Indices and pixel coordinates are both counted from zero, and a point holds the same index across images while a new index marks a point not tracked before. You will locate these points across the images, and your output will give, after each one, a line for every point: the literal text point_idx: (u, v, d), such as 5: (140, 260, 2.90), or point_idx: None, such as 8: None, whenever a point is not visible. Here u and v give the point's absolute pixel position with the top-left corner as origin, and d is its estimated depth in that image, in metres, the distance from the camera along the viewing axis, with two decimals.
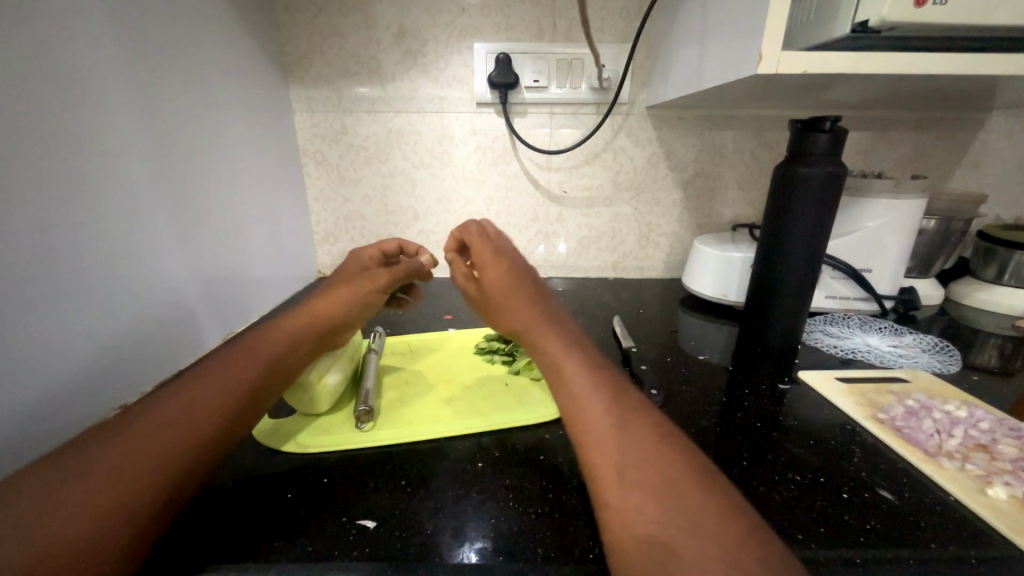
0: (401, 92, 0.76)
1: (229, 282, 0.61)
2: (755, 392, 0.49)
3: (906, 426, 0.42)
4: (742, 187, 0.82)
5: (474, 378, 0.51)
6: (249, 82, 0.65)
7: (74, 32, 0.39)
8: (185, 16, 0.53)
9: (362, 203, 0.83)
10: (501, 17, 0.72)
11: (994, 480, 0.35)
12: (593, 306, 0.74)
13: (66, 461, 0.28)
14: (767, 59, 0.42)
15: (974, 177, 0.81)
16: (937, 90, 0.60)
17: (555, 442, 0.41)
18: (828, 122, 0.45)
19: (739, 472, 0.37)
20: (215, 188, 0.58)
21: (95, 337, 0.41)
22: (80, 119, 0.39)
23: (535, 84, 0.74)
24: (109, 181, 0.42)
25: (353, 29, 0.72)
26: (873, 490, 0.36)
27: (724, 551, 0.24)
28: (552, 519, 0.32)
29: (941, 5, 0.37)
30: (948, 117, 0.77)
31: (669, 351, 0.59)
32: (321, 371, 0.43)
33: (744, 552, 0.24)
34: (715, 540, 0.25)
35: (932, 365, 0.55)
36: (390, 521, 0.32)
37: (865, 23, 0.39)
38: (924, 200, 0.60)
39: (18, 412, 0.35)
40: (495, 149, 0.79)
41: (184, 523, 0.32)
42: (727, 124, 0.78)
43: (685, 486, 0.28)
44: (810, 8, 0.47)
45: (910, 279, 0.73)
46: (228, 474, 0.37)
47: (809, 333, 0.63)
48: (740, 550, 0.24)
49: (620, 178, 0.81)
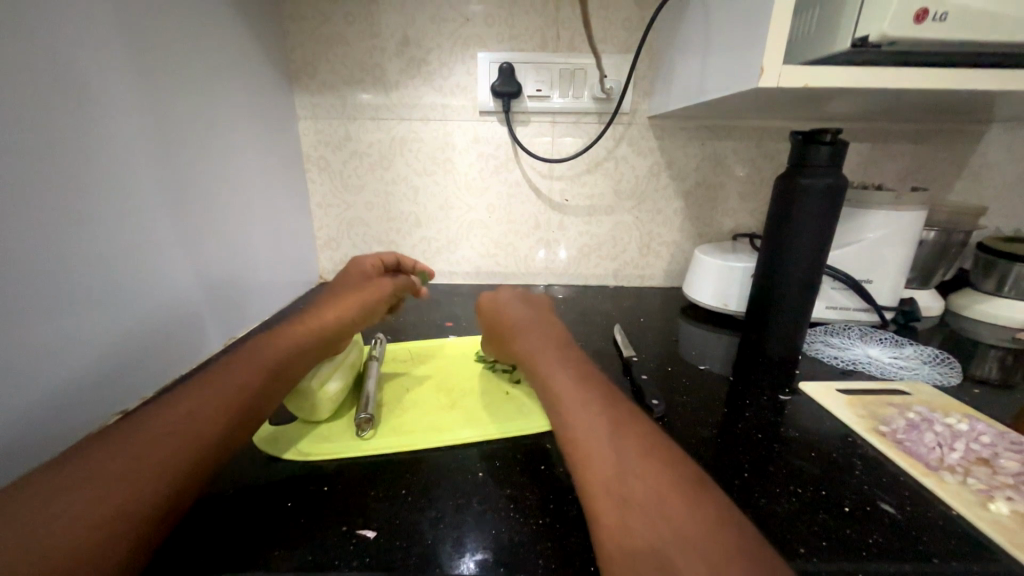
0: (405, 100, 0.76)
1: (230, 287, 0.61)
2: (756, 404, 0.49)
3: (907, 439, 0.42)
4: (742, 197, 0.82)
5: (475, 387, 0.51)
6: (254, 87, 0.66)
7: (84, 38, 0.40)
8: (191, 22, 0.53)
9: (364, 209, 0.83)
10: (505, 27, 0.72)
11: (996, 494, 0.35)
12: (594, 315, 0.75)
13: (69, 468, 0.28)
14: (768, 72, 0.43)
15: (974, 189, 0.81)
16: (936, 104, 0.61)
17: (555, 452, 0.41)
18: (829, 134, 0.46)
19: (740, 485, 0.37)
20: (217, 192, 0.58)
21: (96, 340, 0.41)
22: (86, 122, 0.40)
23: (537, 93, 0.74)
24: (116, 184, 0.43)
25: (358, 37, 0.73)
26: (874, 504, 0.35)
27: (710, 561, 0.24)
28: (553, 531, 0.32)
29: (940, 21, 0.38)
30: (947, 129, 0.78)
31: (669, 360, 0.59)
32: (322, 379, 0.43)
33: (728, 560, 0.24)
34: (698, 549, 0.25)
35: (933, 378, 0.55)
36: (390, 531, 0.32)
37: (865, 38, 0.40)
38: (925, 212, 0.60)
39: (21, 417, 0.35)
40: (498, 157, 0.80)
41: (182, 532, 0.32)
42: (728, 135, 0.78)
43: (672, 496, 0.28)
44: (810, 22, 0.47)
45: (910, 290, 0.74)
46: (226, 482, 0.36)
47: (809, 344, 0.63)
48: (727, 560, 0.24)
49: (621, 187, 0.82)
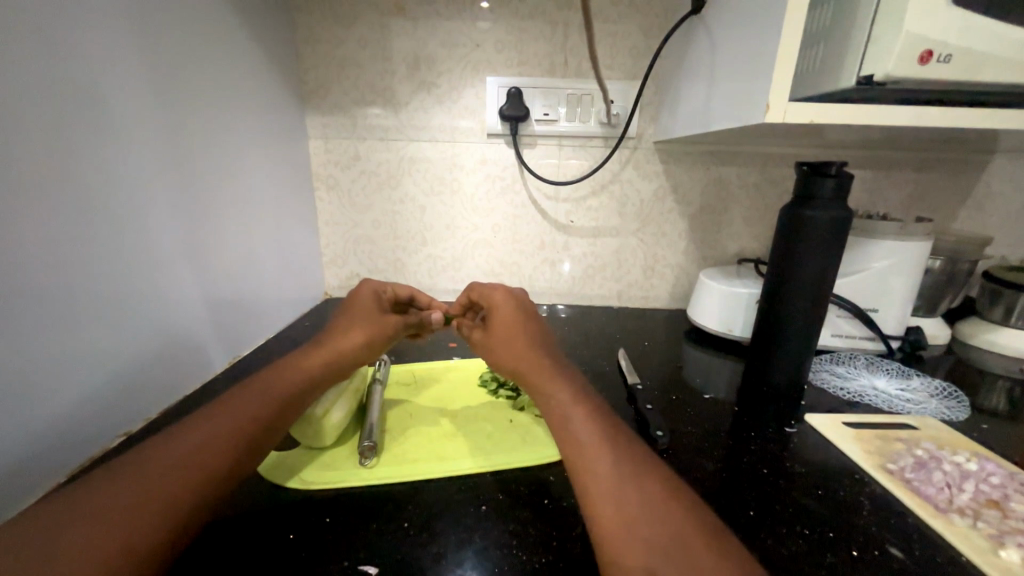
0: (414, 121, 0.78)
1: (236, 307, 0.61)
2: (762, 437, 0.48)
3: (915, 478, 0.42)
4: (747, 222, 0.83)
5: (478, 413, 0.51)
6: (266, 109, 0.67)
7: (103, 70, 0.41)
8: (206, 49, 0.55)
9: (371, 227, 0.84)
10: (513, 53, 0.74)
11: (1007, 540, 0.35)
12: (598, 337, 0.74)
13: (77, 500, 0.28)
14: (774, 108, 0.44)
15: (979, 217, 0.81)
16: (941, 136, 0.61)
17: (557, 485, 0.40)
18: (834, 167, 0.46)
19: (746, 525, 0.36)
20: (226, 210, 0.59)
21: (105, 362, 0.42)
22: (102, 152, 0.41)
23: (544, 117, 0.75)
24: (127, 211, 0.44)
25: (369, 60, 0.75)
26: (882, 548, 0.35)
27: None
28: (554, 571, 0.32)
29: (943, 63, 0.38)
30: (952, 158, 0.78)
31: (674, 388, 0.59)
32: (326, 406, 0.43)
33: None
34: None
35: (941, 411, 0.54)
36: (392, 567, 0.32)
37: (870, 76, 0.40)
38: (929, 243, 0.60)
39: (26, 441, 0.36)
40: (504, 178, 0.80)
41: (184, 564, 0.32)
42: (733, 160, 0.79)
43: (694, 544, 0.28)
44: (813, 58, 0.48)
45: (916, 318, 0.73)
46: (227, 510, 0.36)
47: (815, 373, 0.62)
48: None
49: (626, 210, 0.82)
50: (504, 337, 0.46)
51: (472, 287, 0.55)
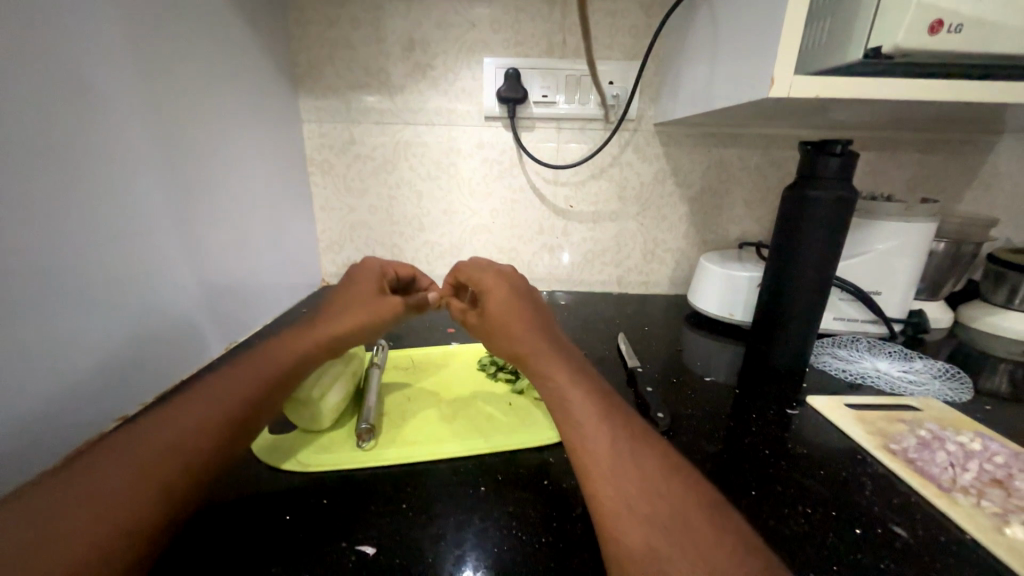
0: (410, 104, 0.76)
1: (231, 293, 0.61)
2: (763, 418, 0.48)
3: (919, 458, 0.41)
4: (748, 205, 0.82)
5: (476, 397, 0.50)
6: (258, 91, 0.65)
7: (93, 47, 0.40)
8: (196, 27, 0.53)
9: (368, 213, 0.83)
10: (511, 33, 0.72)
11: (1011, 518, 0.34)
12: (598, 322, 0.74)
13: (67, 483, 0.27)
14: (779, 83, 0.42)
15: (984, 199, 0.80)
16: (948, 114, 0.60)
17: (557, 467, 0.40)
18: (839, 145, 0.45)
19: (748, 505, 0.36)
20: (220, 194, 0.58)
21: (99, 345, 0.41)
22: (93, 131, 0.40)
23: (543, 99, 0.74)
24: (120, 193, 0.43)
25: (363, 41, 0.73)
26: (886, 526, 0.35)
27: None
28: (555, 550, 0.32)
29: (953, 33, 0.37)
30: (957, 138, 0.77)
31: (674, 371, 0.58)
32: (323, 389, 0.43)
33: None
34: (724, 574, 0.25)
35: (943, 393, 0.54)
36: (390, 548, 0.32)
37: (878, 48, 0.39)
38: (934, 224, 0.59)
39: (20, 424, 0.35)
40: (502, 162, 0.79)
41: (179, 546, 0.31)
42: (734, 142, 0.78)
43: (693, 520, 0.28)
44: (816, 31, 0.46)
45: (919, 301, 0.73)
46: (224, 493, 0.36)
47: (817, 356, 0.62)
48: None
49: (626, 194, 0.81)
50: (501, 317, 0.46)
51: (465, 269, 0.54)
